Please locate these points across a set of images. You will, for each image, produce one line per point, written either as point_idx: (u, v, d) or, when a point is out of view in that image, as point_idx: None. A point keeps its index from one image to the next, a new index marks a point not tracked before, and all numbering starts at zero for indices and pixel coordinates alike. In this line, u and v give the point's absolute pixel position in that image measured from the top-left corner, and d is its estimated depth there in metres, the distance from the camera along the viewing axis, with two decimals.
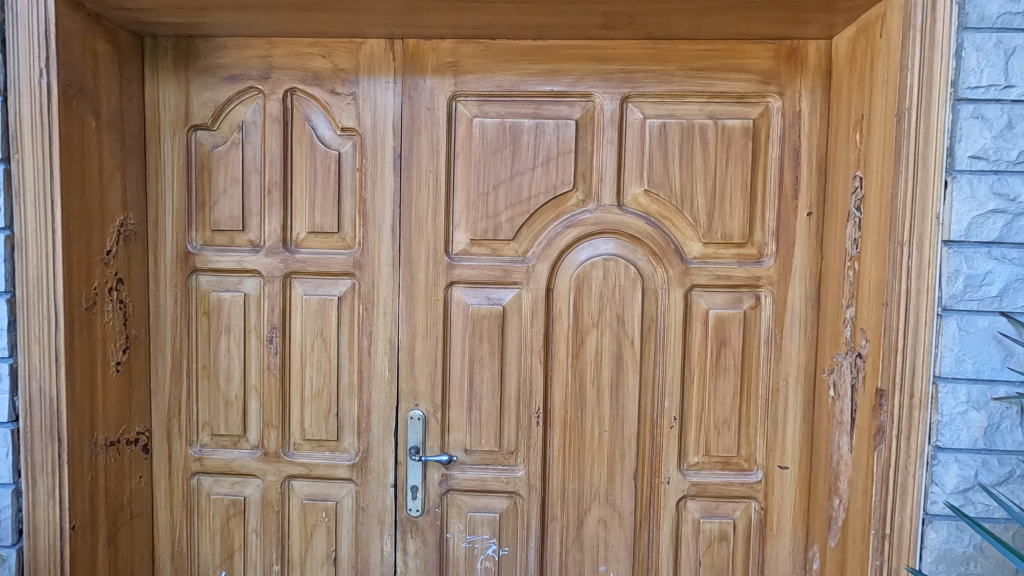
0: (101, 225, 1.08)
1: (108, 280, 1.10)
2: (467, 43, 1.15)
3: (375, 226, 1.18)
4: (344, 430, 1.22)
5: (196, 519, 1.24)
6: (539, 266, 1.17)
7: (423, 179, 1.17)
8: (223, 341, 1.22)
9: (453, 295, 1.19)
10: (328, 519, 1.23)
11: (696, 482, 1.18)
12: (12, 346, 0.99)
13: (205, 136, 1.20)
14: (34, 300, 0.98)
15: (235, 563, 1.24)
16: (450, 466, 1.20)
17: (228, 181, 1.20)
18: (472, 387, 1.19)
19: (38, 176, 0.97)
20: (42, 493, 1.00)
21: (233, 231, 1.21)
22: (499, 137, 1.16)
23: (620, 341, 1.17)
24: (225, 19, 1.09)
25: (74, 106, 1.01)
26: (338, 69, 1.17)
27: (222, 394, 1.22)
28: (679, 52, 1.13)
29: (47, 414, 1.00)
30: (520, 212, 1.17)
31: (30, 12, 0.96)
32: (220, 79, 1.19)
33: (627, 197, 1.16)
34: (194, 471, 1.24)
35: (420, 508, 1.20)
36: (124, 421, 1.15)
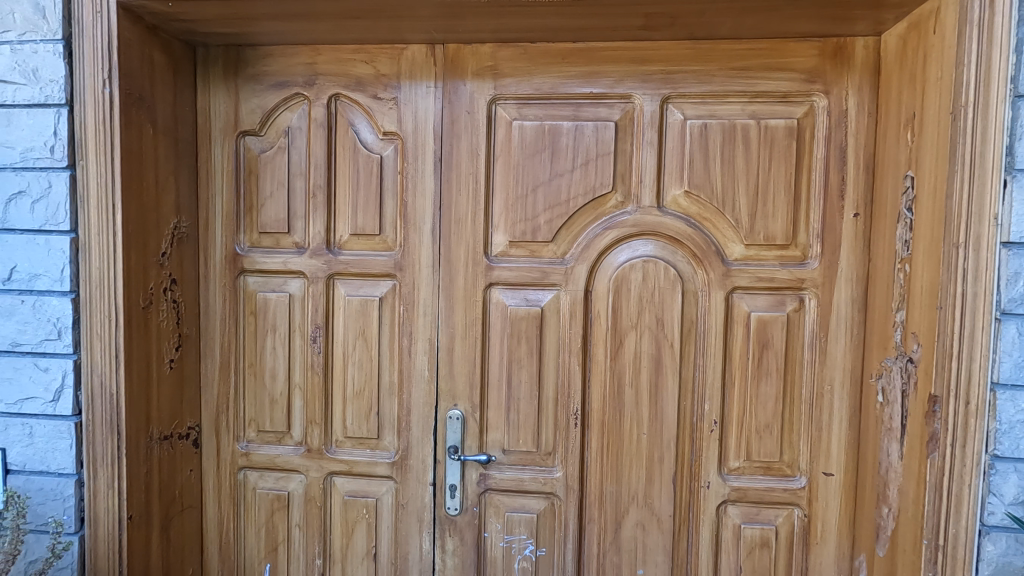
0: (157, 228, 1.13)
1: (162, 280, 1.15)
2: (506, 47, 1.17)
3: (415, 229, 1.20)
4: (385, 428, 1.24)
5: (242, 512, 1.28)
6: (578, 267, 1.17)
7: (463, 182, 1.18)
8: (269, 340, 1.26)
9: (492, 296, 1.20)
10: (368, 515, 1.25)
11: (737, 487, 1.16)
12: (76, 343, 1.04)
13: (253, 141, 1.24)
14: (97, 299, 1.03)
15: (279, 556, 1.27)
16: (488, 466, 1.21)
17: (274, 185, 1.24)
18: (510, 388, 1.20)
19: (101, 181, 1.02)
20: (103, 483, 1.05)
21: (279, 234, 1.25)
22: (538, 139, 1.17)
23: (659, 343, 1.17)
24: (274, 28, 1.13)
25: (133, 114, 1.06)
26: (380, 74, 1.20)
27: (268, 392, 1.26)
28: (721, 52, 1.12)
29: (108, 408, 1.05)
30: (559, 214, 1.17)
31: (94, 26, 1.01)
32: (267, 86, 1.22)
33: (667, 198, 1.15)
34: (241, 466, 1.28)
35: (458, 507, 1.21)
36: (176, 416, 1.20)
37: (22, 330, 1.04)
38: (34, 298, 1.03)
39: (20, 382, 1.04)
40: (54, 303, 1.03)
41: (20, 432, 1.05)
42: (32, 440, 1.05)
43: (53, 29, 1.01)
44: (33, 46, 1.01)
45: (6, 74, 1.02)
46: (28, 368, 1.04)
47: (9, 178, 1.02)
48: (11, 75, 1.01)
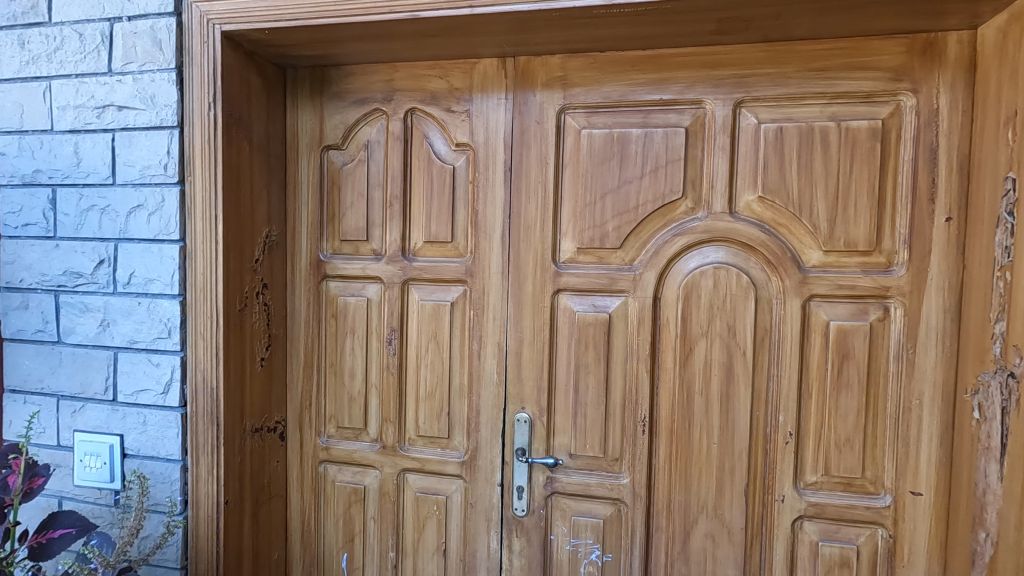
0: (252, 236, 1.23)
1: (255, 285, 1.25)
2: (576, 57, 1.19)
3: (486, 236, 1.24)
4: (455, 429, 1.29)
5: (323, 503, 1.36)
6: (646, 274, 1.17)
7: (532, 190, 1.21)
8: (348, 341, 1.33)
9: (560, 302, 1.22)
10: (438, 512, 1.30)
11: (814, 502, 1.12)
12: (183, 341, 1.15)
13: (336, 154, 1.32)
14: (201, 302, 1.14)
15: (355, 546, 1.34)
16: (555, 469, 1.23)
17: (355, 196, 1.31)
18: (577, 393, 1.22)
19: (205, 195, 1.13)
20: (204, 469, 1.16)
21: (358, 241, 1.32)
22: (607, 147, 1.18)
23: (731, 352, 1.14)
24: (357, 49, 1.20)
25: (233, 133, 1.16)
26: (453, 88, 1.25)
27: (347, 389, 1.34)
28: (798, 53, 1.09)
29: (209, 401, 1.15)
30: (628, 220, 1.18)
31: (202, 54, 1.12)
32: (349, 102, 1.30)
33: (739, 204, 1.13)
34: (321, 459, 1.36)
35: (525, 508, 1.24)
36: (266, 410, 1.30)
37: (139, 329, 1.16)
38: (149, 300, 1.15)
39: (136, 375, 1.16)
40: (165, 305, 1.14)
41: (136, 420, 1.17)
42: (146, 428, 1.17)
43: (168, 59, 1.12)
44: (152, 75, 1.13)
45: (128, 101, 1.14)
46: (143, 363, 1.16)
47: (130, 193, 1.15)
48: (132, 101, 1.14)
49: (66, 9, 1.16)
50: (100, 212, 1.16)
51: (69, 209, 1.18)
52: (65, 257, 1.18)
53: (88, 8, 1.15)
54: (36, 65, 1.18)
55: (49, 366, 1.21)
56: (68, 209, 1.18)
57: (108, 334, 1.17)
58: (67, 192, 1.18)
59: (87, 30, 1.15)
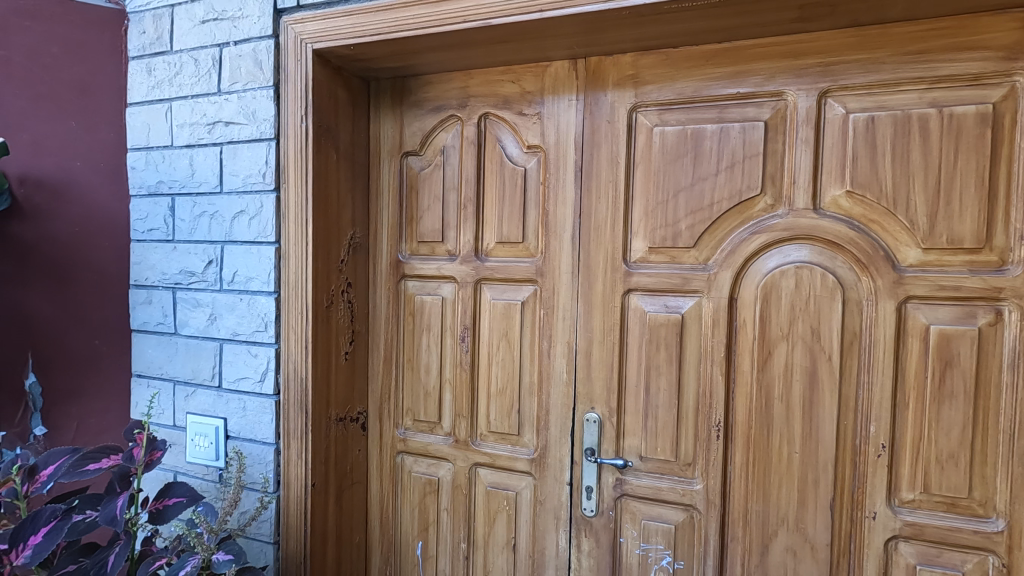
0: (337, 238, 1.32)
1: (341, 283, 1.33)
2: (648, 54, 1.17)
3: (556, 236, 1.25)
4: (525, 426, 1.31)
5: (400, 492, 1.43)
6: (721, 274, 1.14)
7: (603, 190, 1.21)
8: (424, 338, 1.39)
9: (631, 302, 1.21)
10: (508, 507, 1.32)
11: (911, 522, 1.03)
12: (277, 334, 1.26)
13: (414, 160, 1.39)
14: (293, 298, 1.24)
15: (429, 536, 1.40)
16: (625, 471, 1.22)
17: (431, 199, 1.37)
18: (648, 395, 1.20)
19: (297, 200, 1.23)
20: (294, 453, 1.26)
21: (434, 243, 1.38)
22: (680, 144, 1.16)
23: (815, 356, 1.08)
24: (434, 58, 1.26)
25: (322, 143, 1.26)
26: (525, 92, 1.28)
27: (423, 384, 1.40)
28: (892, 36, 1.01)
29: (299, 390, 1.25)
30: (702, 219, 1.15)
31: (296, 71, 1.22)
32: (426, 110, 1.37)
33: (825, 199, 1.07)
34: (399, 450, 1.43)
35: (594, 508, 1.23)
36: (349, 401, 1.38)
37: (241, 322, 1.28)
38: (249, 296, 1.27)
39: (238, 364, 1.29)
40: (262, 301, 1.26)
41: (237, 405, 1.29)
42: (246, 413, 1.28)
43: (267, 77, 1.24)
44: (253, 93, 1.25)
45: (234, 117, 1.27)
46: (243, 354, 1.28)
47: (235, 200, 1.27)
48: (237, 117, 1.27)
49: (185, 38, 1.32)
50: (209, 217, 1.30)
51: (185, 215, 1.33)
52: (181, 258, 1.33)
53: (202, 36, 1.29)
54: (161, 89, 1.35)
55: (167, 354, 1.37)
56: (184, 215, 1.33)
57: (215, 327, 1.30)
58: (183, 201, 1.33)
59: (201, 56, 1.30)
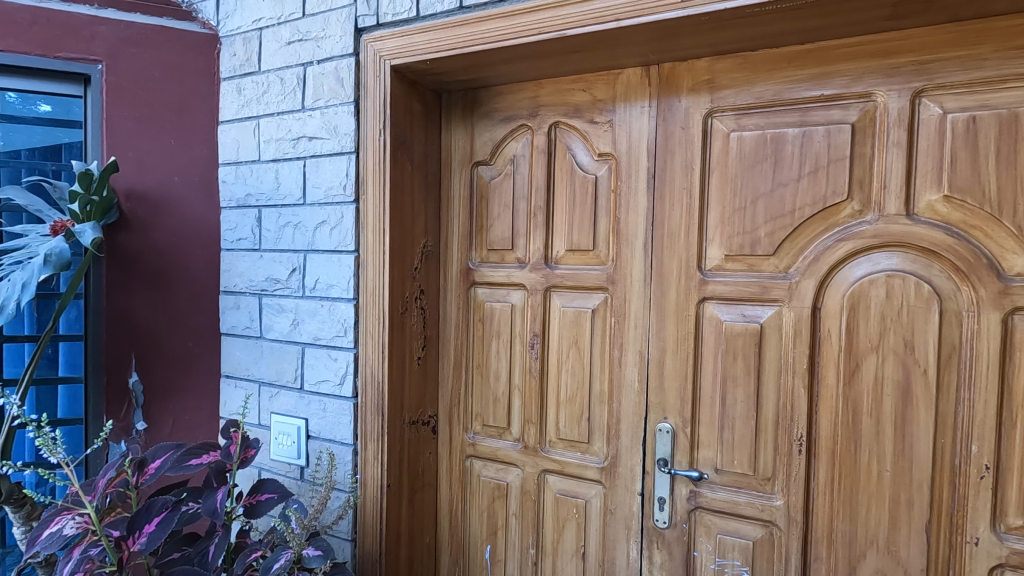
0: (412, 246, 1.36)
1: (414, 290, 1.38)
2: (725, 59, 1.15)
3: (628, 244, 1.25)
4: (595, 434, 1.30)
5: (469, 495, 1.45)
6: (803, 282, 1.10)
7: (676, 197, 1.20)
8: (494, 345, 1.41)
9: (706, 311, 1.18)
10: (578, 515, 1.32)
11: (1019, 550, 0.96)
12: (356, 339, 1.31)
13: (484, 170, 1.42)
14: (371, 305, 1.29)
15: (498, 540, 1.42)
16: (699, 483, 1.19)
17: (501, 208, 1.39)
18: (724, 406, 1.17)
19: (376, 210, 1.28)
20: (371, 454, 1.31)
21: (503, 250, 1.39)
22: (759, 150, 1.13)
23: (908, 369, 1.03)
24: (506, 70, 1.28)
25: (399, 155, 1.30)
26: (597, 100, 1.28)
27: (492, 390, 1.42)
28: (997, 30, 0.95)
29: (376, 393, 1.30)
30: (782, 225, 1.11)
31: (375, 87, 1.27)
32: (496, 120, 1.39)
33: (919, 204, 1.01)
34: (468, 454, 1.45)
35: (667, 520, 1.21)
36: (421, 405, 1.42)
37: (322, 327, 1.34)
38: (330, 303, 1.33)
39: (320, 367, 1.35)
40: (342, 307, 1.31)
41: (318, 406, 1.36)
42: (326, 414, 1.35)
43: (348, 94, 1.29)
44: (335, 108, 1.31)
45: (317, 132, 1.34)
46: (324, 357, 1.34)
47: (317, 211, 1.34)
48: (320, 132, 1.33)
49: (272, 59, 1.40)
50: (293, 227, 1.37)
51: (271, 225, 1.41)
52: (268, 266, 1.41)
53: (288, 56, 1.37)
54: (249, 107, 1.44)
55: (253, 357, 1.45)
56: (270, 225, 1.41)
57: (298, 331, 1.37)
58: (270, 212, 1.41)
59: (287, 75, 1.37)
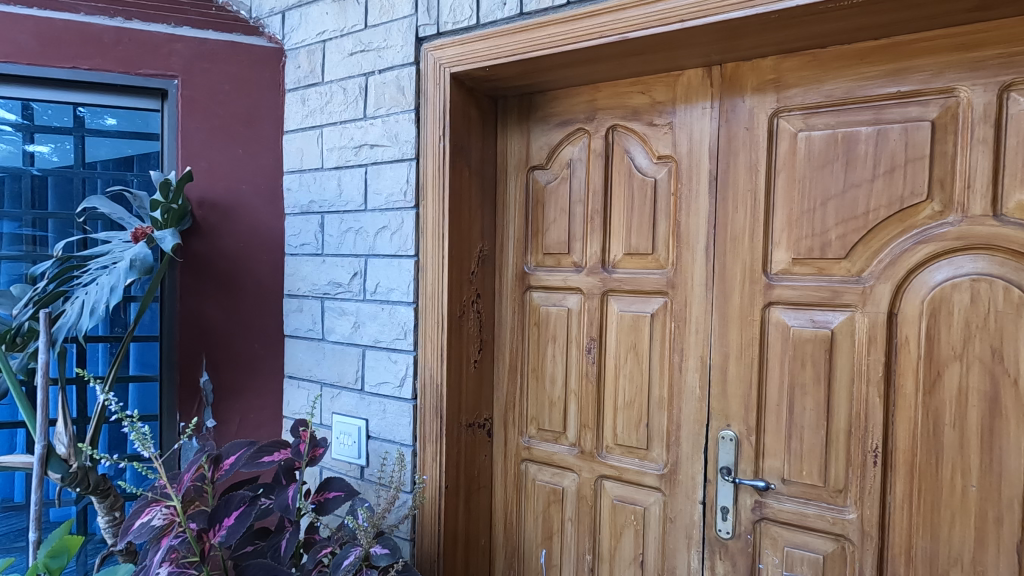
0: (469, 251, 1.38)
1: (471, 294, 1.39)
2: (792, 57, 1.12)
3: (688, 247, 1.22)
4: (654, 440, 1.28)
5: (524, 499, 1.46)
6: (878, 286, 1.05)
7: (740, 199, 1.17)
8: (549, 348, 1.41)
9: (772, 316, 1.15)
10: (636, 522, 1.30)
11: None
12: (415, 342, 1.34)
13: (540, 174, 1.42)
14: (430, 308, 1.32)
15: (553, 545, 1.41)
16: (765, 494, 1.16)
17: (558, 212, 1.39)
18: (792, 414, 1.13)
19: (435, 215, 1.30)
20: (430, 455, 1.33)
21: (560, 254, 1.39)
22: (830, 150, 1.09)
23: (995, 379, 0.97)
24: (563, 74, 1.28)
25: (457, 161, 1.32)
26: (656, 102, 1.26)
27: (548, 394, 1.41)
28: None
29: (435, 395, 1.32)
30: (855, 228, 1.07)
31: (435, 94, 1.30)
32: (552, 124, 1.39)
33: (1008, 204, 0.96)
34: (523, 458, 1.46)
35: (731, 531, 1.19)
36: (477, 408, 1.43)
37: (382, 330, 1.38)
38: (390, 306, 1.36)
39: (380, 369, 1.38)
40: (403, 310, 1.34)
41: (378, 407, 1.39)
42: (386, 415, 1.38)
43: (409, 101, 1.32)
44: (396, 116, 1.34)
45: (378, 140, 1.37)
46: (384, 359, 1.38)
47: (378, 216, 1.38)
48: (381, 140, 1.37)
49: (335, 70, 1.44)
50: (355, 233, 1.41)
51: (333, 230, 1.45)
52: (330, 270, 1.46)
53: (350, 67, 1.41)
54: (313, 117, 1.49)
55: (316, 358, 1.50)
56: (333, 231, 1.45)
57: (359, 333, 1.41)
58: (332, 218, 1.45)
59: (350, 85, 1.42)
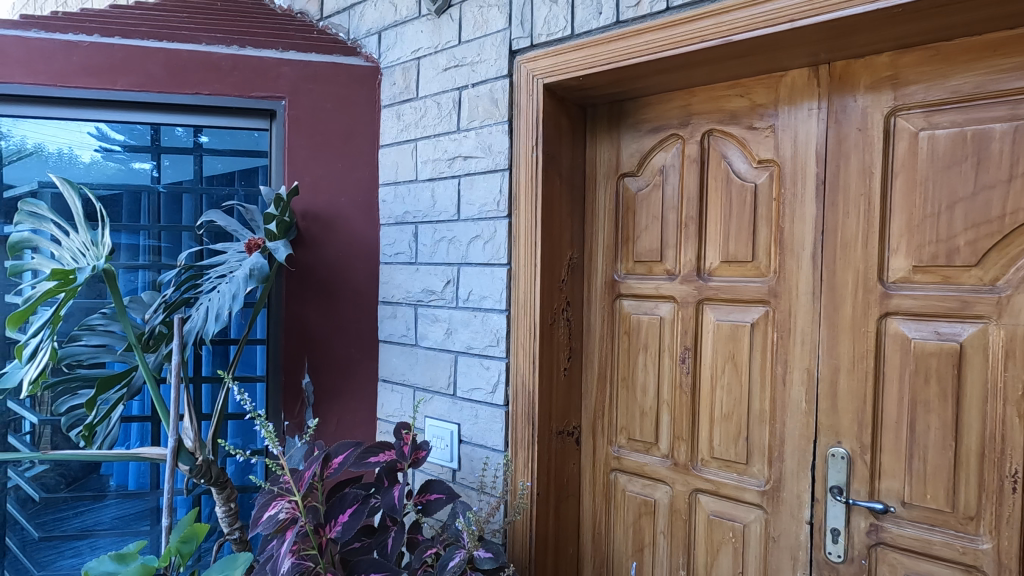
0: (561, 258, 1.39)
1: (561, 303, 1.39)
2: (911, 52, 1.06)
3: (793, 254, 1.17)
4: (754, 455, 1.24)
5: (614, 510, 1.44)
6: (1017, 296, 0.97)
7: (852, 203, 1.11)
8: (641, 358, 1.39)
9: (889, 328, 1.08)
10: (734, 539, 1.26)
11: None
12: (508, 349, 1.36)
13: (631, 181, 1.40)
14: (522, 316, 1.33)
15: (645, 558, 1.39)
16: (882, 517, 1.09)
17: (650, 219, 1.37)
18: (913, 433, 1.06)
19: (528, 224, 1.32)
20: (521, 460, 1.34)
21: (651, 262, 1.37)
22: (956, 149, 1.02)
23: None
24: (658, 80, 1.27)
25: (549, 170, 1.34)
26: (756, 105, 1.22)
27: (639, 404, 1.39)
28: None
29: (527, 402, 1.33)
30: (988, 233, 0.99)
31: (529, 106, 1.32)
32: (644, 131, 1.38)
33: None
34: (612, 468, 1.44)
35: (842, 554, 1.12)
36: (567, 416, 1.43)
37: (475, 336, 1.41)
38: (482, 314, 1.39)
39: (472, 375, 1.42)
40: (496, 318, 1.37)
41: (470, 412, 1.42)
42: (478, 420, 1.41)
43: (502, 113, 1.35)
44: (489, 128, 1.38)
45: (472, 151, 1.41)
46: (477, 365, 1.41)
47: (471, 226, 1.41)
48: (475, 151, 1.40)
49: (429, 85, 1.50)
50: (448, 242, 1.45)
51: (427, 240, 1.50)
52: (423, 278, 1.51)
53: (444, 81, 1.46)
54: (408, 131, 1.55)
55: (409, 363, 1.55)
56: (426, 240, 1.50)
57: (451, 339, 1.45)
58: (426, 227, 1.51)
59: (443, 99, 1.47)
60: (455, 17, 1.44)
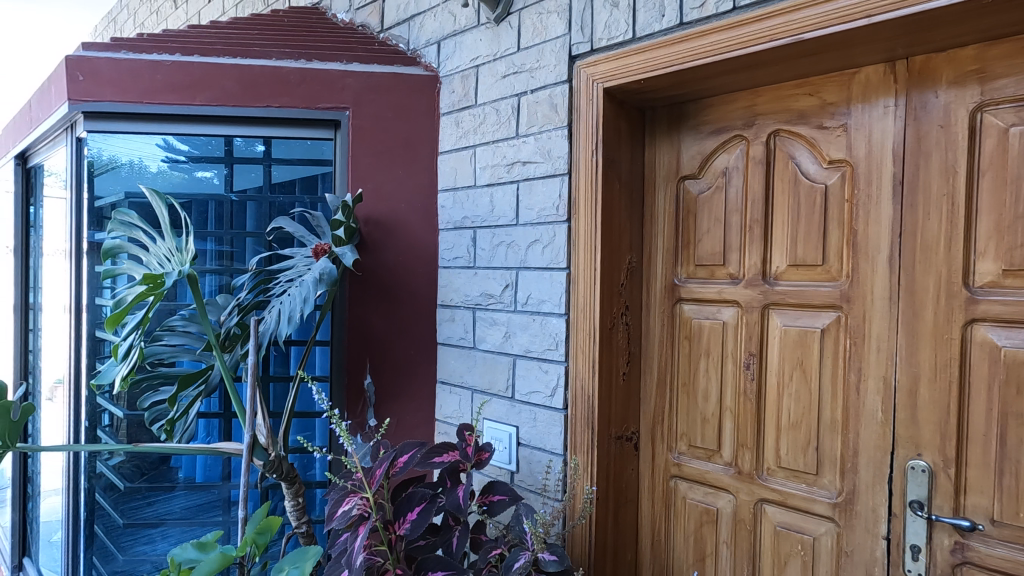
0: (620, 262, 1.38)
1: (621, 307, 1.39)
2: (999, 44, 1.00)
3: (867, 258, 1.13)
4: (825, 466, 1.19)
5: (674, 517, 1.42)
6: None
7: (933, 204, 1.06)
8: (702, 363, 1.37)
9: (975, 335, 1.02)
10: (803, 553, 1.22)
11: None
12: (567, 353, 1.36)
13: (692, 183, 1.38)
14: (582, 320, 1.34)
15: (707, 567, 1.36)
16: (969, 534, 1.03)
17: (712, 222, 1.35)
18: (1003, 446, 1.00)
19: (588, 228, 1.32)
20: (581, 464, 1.34)
21: (714, 265, 1.35)
22: None
23: None
24: (721, 81, 1.25)
25: (609, 174, 1.33)
26: (827, 104, 1.19)
27: (700, 410, 1.37)
28: None
29: (586, 406, 1.33)
30: None
31: (588, 110, 1.32)
32: (706, 133, 1.36)
33: None
34: (672, 475, 1.42)
35: (923, 572, 1.07)
36: (625, 420, 1.42)
37: (533, 340, 1.42)
38: (541, 317, 1.40)
39: (531, 378, 1.43)
40: (555, 322, 1.37)
41: (529, 415, 1.43)
42: (537, 423, 1.42)
43: (562, 118, 1.36)
44: (549, 133, 1.39)
45: (531, 157, 1.42)
46: (535, 369, 1.42)
47: (530, 230, 1.43)
48: (534, 156, 1.42)
49: (488, 92, 1.52)
50: (507, 246, 1.47)
51: (485, 244, 1.53)
52: (482, 282, 1.54)
53: (503, 88, 1.49)
54: (467, 138, 1.58)
55: (467, 366, 1.58)
56: (485, 244, 1.53)
57: (510, 343, 1.47)
58: (484, 232, 1.53)
59: (502, 105, 1.49)
60: (514, 24, 1.46)
